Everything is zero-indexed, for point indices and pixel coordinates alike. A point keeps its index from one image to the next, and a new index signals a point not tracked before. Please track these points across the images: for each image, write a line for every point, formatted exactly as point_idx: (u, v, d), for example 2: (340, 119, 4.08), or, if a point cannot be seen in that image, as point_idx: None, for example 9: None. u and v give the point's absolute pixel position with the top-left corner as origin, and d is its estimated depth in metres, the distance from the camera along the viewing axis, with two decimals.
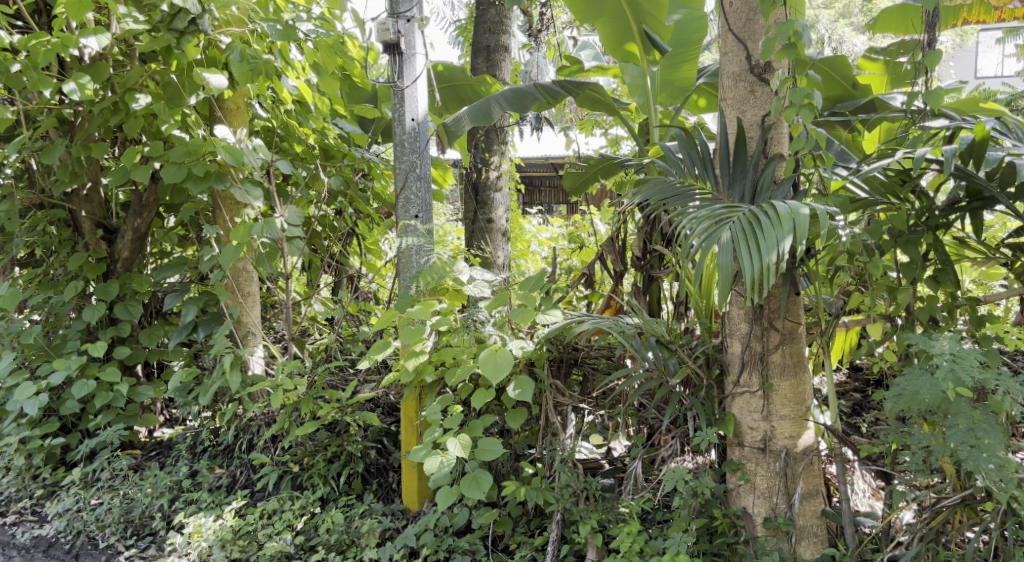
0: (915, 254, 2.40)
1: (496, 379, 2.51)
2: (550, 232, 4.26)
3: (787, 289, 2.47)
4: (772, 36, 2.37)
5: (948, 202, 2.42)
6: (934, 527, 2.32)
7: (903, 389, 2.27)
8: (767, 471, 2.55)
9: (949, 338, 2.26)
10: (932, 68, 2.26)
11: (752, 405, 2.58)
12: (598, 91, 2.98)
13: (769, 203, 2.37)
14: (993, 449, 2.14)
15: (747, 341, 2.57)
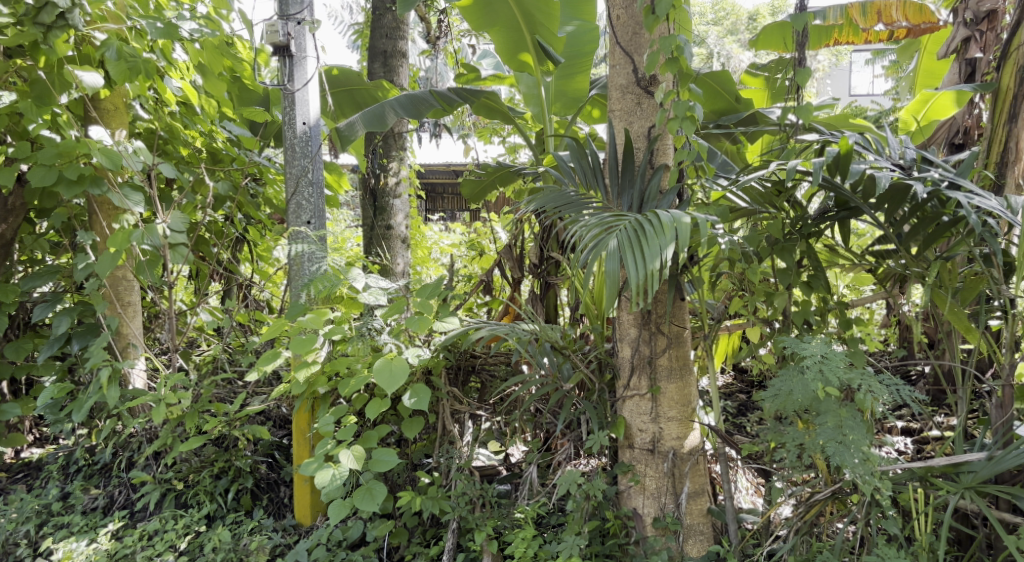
0: (790, 261, 2.53)
1: (391, 388, 2.48)
2: (450, 239, 4.25)
3: (672, 295, 2.56)
4: (656, 50, 2.45)
5: (819, 211, 2.56)
6: (808, 520, 2.45)
7: (779, 389, 2.37)
8: (655, 471, 2.63)
9: (820, 341, 2.39)
10: (803, 84, 2.39)
11: (641, 407, 2.66)
12: (495, 100, 2.98)
13: (654, 212, 2.45)
14: (858, 445, 2.28)
15: (636, 345, 2.64)
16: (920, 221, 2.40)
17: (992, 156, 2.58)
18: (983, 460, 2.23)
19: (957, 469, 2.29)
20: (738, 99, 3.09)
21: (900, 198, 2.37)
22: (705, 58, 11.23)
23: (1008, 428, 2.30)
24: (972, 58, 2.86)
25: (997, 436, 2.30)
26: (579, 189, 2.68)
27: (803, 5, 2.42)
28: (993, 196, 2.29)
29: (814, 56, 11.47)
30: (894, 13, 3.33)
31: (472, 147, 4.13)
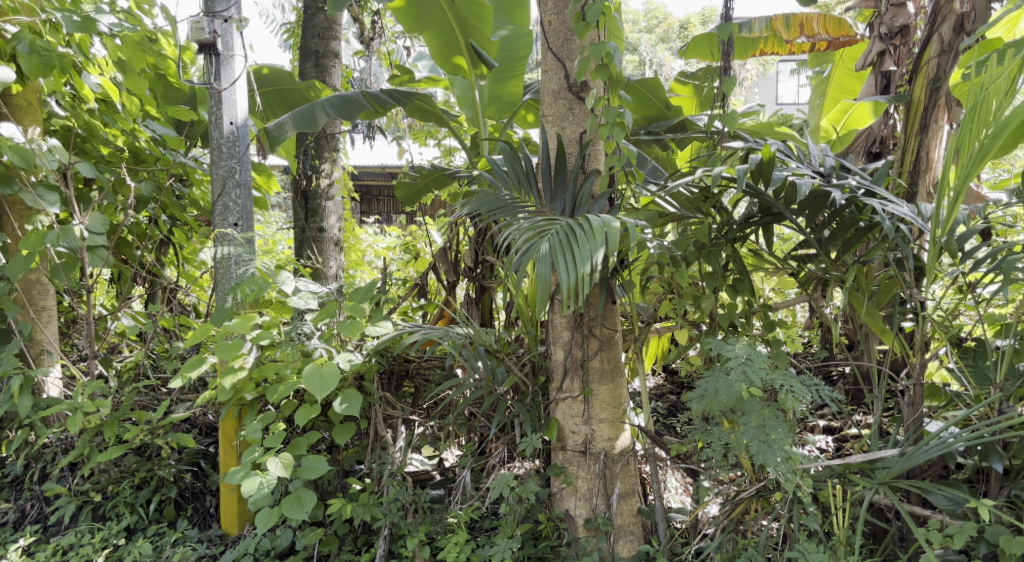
0: (716, 265, 2.59)
1: (321, 394, 2.43)
2: (385, 242, 4.19)
3: (603, 297, 2.59)
4: (586, 56, 2.47)
5: (744, 217, 2.63)
6: (734, 518, 2.51)
7: (705, 390, 2.41)
8: (587, 473, 2.66)
9: (744, 342, 2.46)
10: (728, 93, 2.48)
11: (573, 409, 2.67)
12: (429, 102, 2.95)
13: (585, 217, 2.48)
14: (780, 444, 2.34)
15: (569, 348, 2.66)
16: (839, 226, 2.49)
17: (906, 165, 2.72)
18: (897, 456, 2.32)
19: (873, 466, 2.39)
20: (669, 107, 3.12)
21: (819, 205, 2.45)
22: (639, 65, 11.42)
23: (919, 425, 2.40)
24: (886, 71, 2.97)
25: (908, 433, 2.41)
26: (514, 194, 2.68)
27: (727, 15, 2.48)
28: (904, 204, 2.40)
29: (744, 65, 11.80)
30: (816, 28, 3.18)
31: (407, 150, 4.10)
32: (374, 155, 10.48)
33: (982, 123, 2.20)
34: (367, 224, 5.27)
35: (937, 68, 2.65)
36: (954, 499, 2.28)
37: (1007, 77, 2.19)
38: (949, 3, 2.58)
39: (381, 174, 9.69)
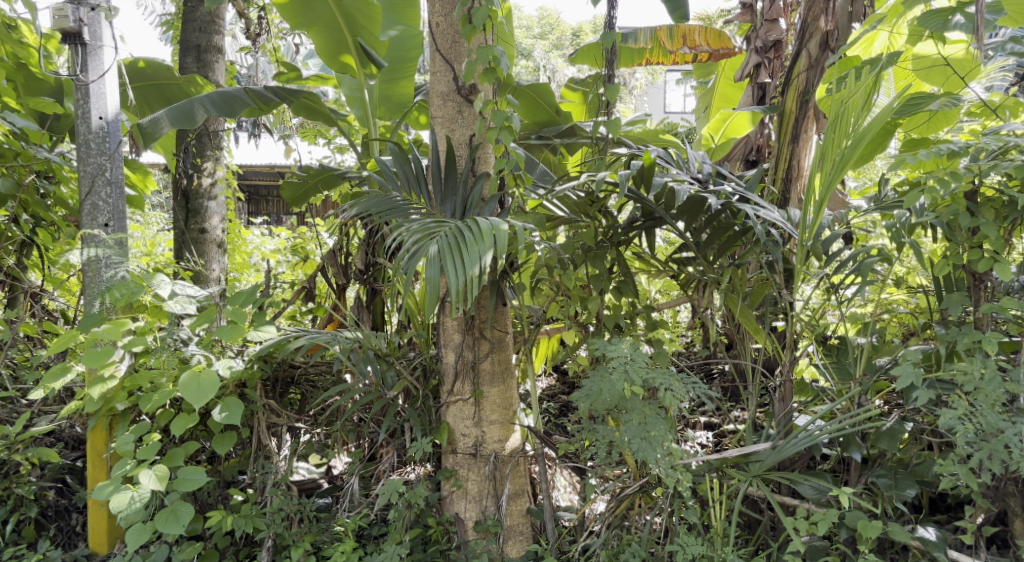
0: (602, 268, 2.65)
1: (199, 403, 2.33)
2: (273, 243, 4.06)
3: (493, 300, 2.60)
4: (474, 60, 2.47)
5: (628, 221, 2.72)
6: (619, 514, 2.58)
7: (591, 389, 2.48)
8: (477, 475, 2.66)
9: (625, 342, 2.51)
10: (614, 101, 2.53)
11: (464, 412, 2.66)
12: (316, 99, 2.92)
13: (474, 219, 2.47)
14: (659, 440, 2.42)
15: (459, 351, 2.65)
16: (715, 230, 2.61)
17: (779, 173, 2.86)
18: (768, 449, 2.45)
19: (747, 460, 2.50)
20: (558, 112, 3.13)
21: (698, 210, 2.56)
22: (537, 69, 11.53)
23: (788, 419, 2.53)
24: (762, 83, 3.07)
25: (779, 426, 2.53)
26: (408, 196, 2.64)
27: (609, 23, 2.55)
28: (775, 209, 2.53)
29: (631, 75, 12.25)
30: (698, 40, 3.28)
31: (294, 149, 3.98)
32: (267, 154, 10.11)
33: (842, 135, 2.34)
34: (255, 225, 5.08)
35: (806, 82, 2.80)
36: (819, 488, 2.41)
37: (864, 92, 2.34)
38: (816, 21, 2.74)
39: (275, 173, 9.37)
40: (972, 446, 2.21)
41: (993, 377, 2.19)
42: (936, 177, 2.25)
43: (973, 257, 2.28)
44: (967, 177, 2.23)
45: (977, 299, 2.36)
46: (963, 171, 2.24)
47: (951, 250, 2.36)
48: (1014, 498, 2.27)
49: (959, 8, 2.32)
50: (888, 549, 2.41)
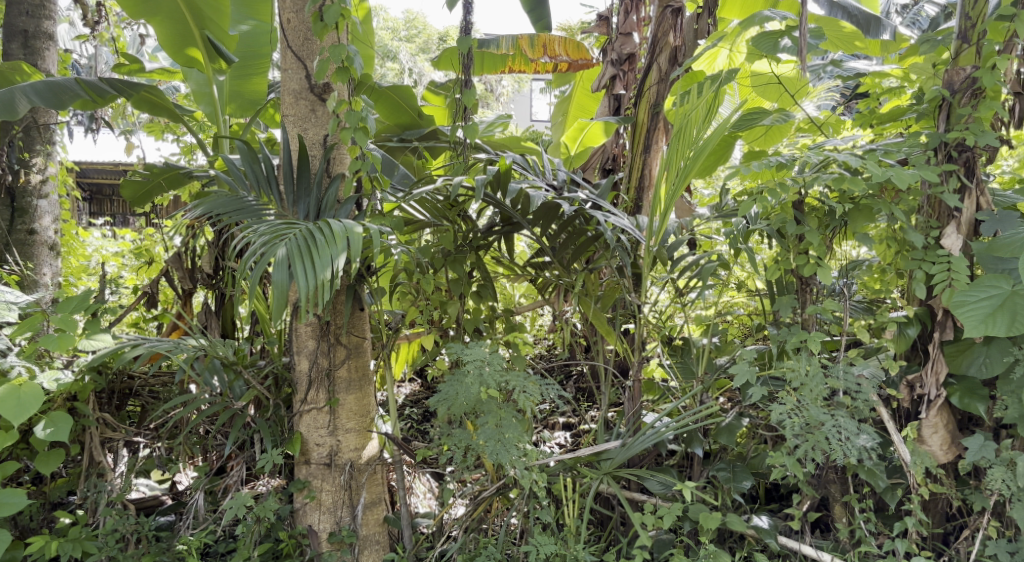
0: (462, 271, 2.64)
1: (17, 419, 2.13)
2: (116, 245, 3.79)
3: (349, 305, 2.52)
4: (326, 58, 2.41)
5: (486, 226, 2.74)
6: (475, 517, 2.59)
7: (446, 392, 2.46)
8: (332, 485, 2.58)
9: (481, 346, 2.49)
10: (470, 105, 2.54)
11: (318, 421, 2.57)
12: (157, 94, 2.76)
13: (326, 221, 2.40)
14: (514, 443, 2.44)
15: (313, 358, 2.54)
16: (570, 235, 2.68)
17: (633, 181, 2.98)
18: (618, 447, 2.53)
19: (600, 458, 2.58)
20: (421, 115, 3.07)
21: (552, 216, 2.63)
22: (408, 73, 11.41)
23: (638, 417, 2.64)
24: (617, 94, 3.18)
25: (629, 424, 2.63)
26: (261, 198, 2.54)
27: (467, 28, 2.55)
28: (625, 216, 2.65)
29: (503, 83, 12.46)
30: (557, 50, 3.37)
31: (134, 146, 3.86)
32: (113, 150, 9.40)
33: (686, 146, 2.46)
34: (94, 226, 4.73)
35: (656, 94, 2.93)
36: (666, 483, 2.52)
37: (705, 106, 2.45)
38: (664, 36, 2.88)
39: (123, 172, 8.72)
40: (798, 438, 2.38)
41: (816, 374, 2.36)
42: (767, 188, 2.41)
43: (799, 262, 2.46)
44: (793, 188, 2.39)
45: (804, 301, 2.54)
46: (790, 183, 2.41)
47: (781, 255, 2.53)
48: (834, 484, 2.46)
49: (787, 31, 2.51)
50: (727, 539, 2.55)
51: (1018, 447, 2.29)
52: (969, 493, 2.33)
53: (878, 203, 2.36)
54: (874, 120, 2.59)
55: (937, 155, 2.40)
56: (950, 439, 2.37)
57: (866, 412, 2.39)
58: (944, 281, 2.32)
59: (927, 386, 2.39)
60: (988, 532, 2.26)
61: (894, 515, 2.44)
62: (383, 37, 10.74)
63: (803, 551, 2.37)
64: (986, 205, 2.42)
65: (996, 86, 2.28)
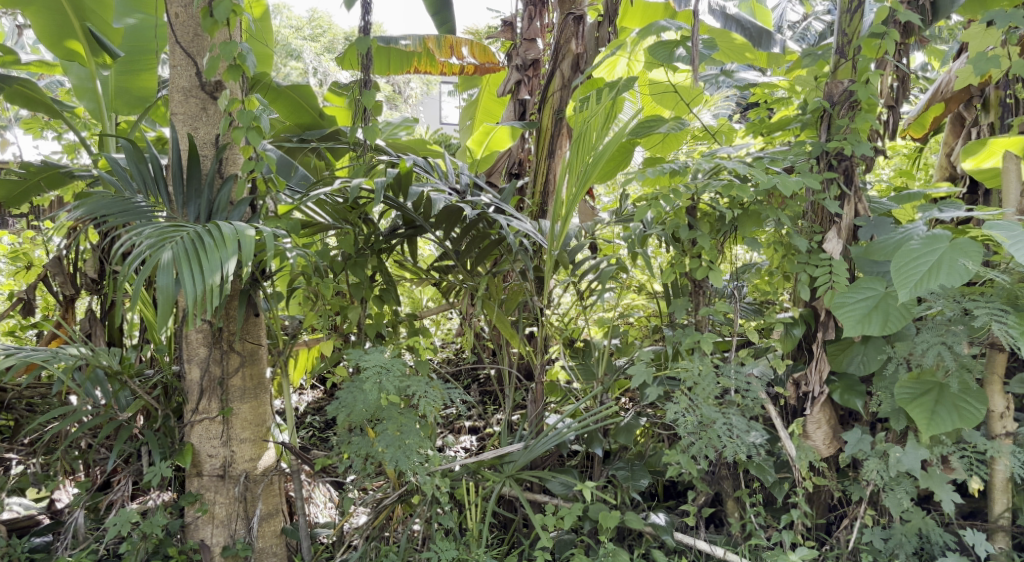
0: (363, 275, 2.59)
1: None
2: None
3: (242, 311, 2.44)
4: (217, 55, 2.32)
5: (389, 229, 2.68)
6: (377, 525, 2.55)
7: (344, 399, 2.40)
8: (225, 498, 2.48)
9: (381, 351, 2.44)
10: (369, 107, 2.50)
11: (210, 431, 2.47)
12: (32, 87, 2.61)
13: (216, 223, 2.31)
14: (414, 448, 2.42)
15: (205, 366, 2.45)
16: (474, 239, 2.66)
17: (538, 186, 3.01)
18: (521, 450, 2.54)
19: (502, 461, 2.58)
20: (322, 116, 3.00)
21: (454, 219, 2.61)
22: (312, 72, 11.14)
23: (540, 420, 2.65)
24: (522, 99, 3.19)
25: (531, 426, 2.65)
26: (149, 199, 2.41)
27: (366, 29, 2.52)
28: (527, 220, 2.65)
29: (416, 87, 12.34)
30: (464, 51, 3.37)
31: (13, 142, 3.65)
32: None
33: (585, 151, 2.49)
34: None
35: (559, 101, 2.97)
36: (567, 484, 2.55)
37: (604, 113, 2.50)
38: (567, 43, 2.91)
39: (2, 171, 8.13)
40: (692, 436, 2.46)
41: (709, 373, 2.44)
42: (661, 194, 2.48)
43: (693, 266, 2.54)
44: (686, 195, 2.48)
45: (698, 303, 2.63)
46: (682, 189, 2.49)
47: (677, 259, 2.61)
48: (727, 480, 2.55)
49: (681, 42, 2.59)
50: (626, 537, 2.61)
51: (891, 439, 2.44)
52: (848, 485, 2.46)
53: (765, 209, 2.47)
54: (764, 130, 2.69)
55: (819, 163, 2.52)
56: (832, 434, 2.48)
57: (755, 409, 2.48)
58: (826, 283, 2.44)
59: (811, 383, 2.49)
60: (865, 520, 2.40)
61: (781, 508, 2.55)
62: (286, 35, 10.44)
63: (697, 546, 2.44)
64: (863, 211, 2.55)
65: (871, 100, 2.42)
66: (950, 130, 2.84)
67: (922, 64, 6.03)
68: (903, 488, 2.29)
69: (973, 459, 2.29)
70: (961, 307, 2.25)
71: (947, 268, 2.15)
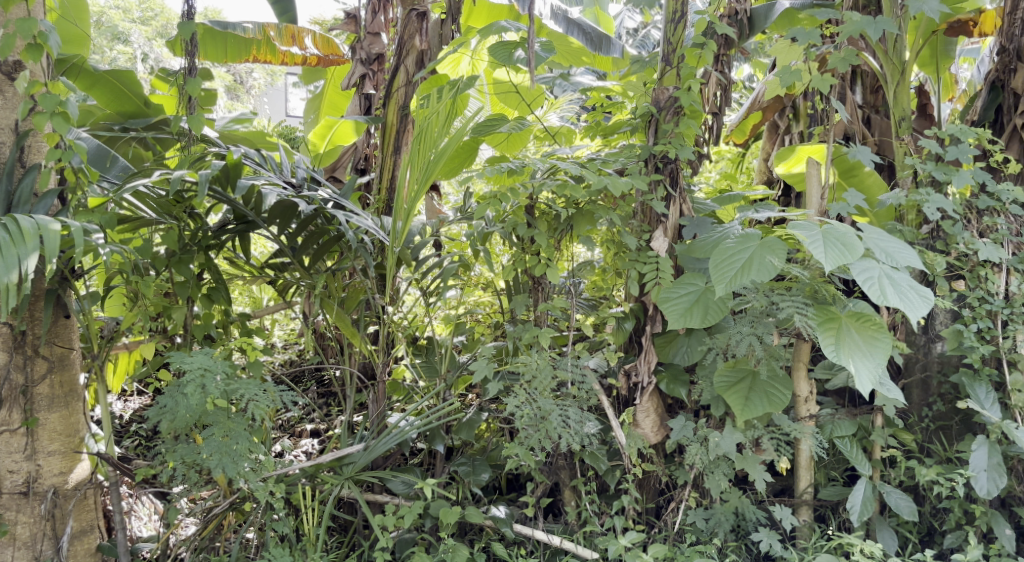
0: (188, 274, 2.44)
1: None
2: None
3: (50, 312, 2.23)
4: (12, 32, 2.08)
5: (218, 224, 2.55)
6: (205, 536, 2.43)
7: (165, 404, 2.26)
8: (29, 517, 2.26)
9: (206, 354, 2.32)
10: (193, 95, 2.34)
11: (11, 445, 2.24)
12: None
13: (13, 214, 2.07)
14: (242, 454, 2.30)
15: (4, 374, 2.22)
16: (310, 235, 2.57)
17: (384, 182, 2.93)
18: (361, 451, 2.50)
19: (341, 463, 2.52)
20: (147, 103, 2.78)
21: (288, 215, 2.51)
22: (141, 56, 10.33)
23: (382, 418, 2.60)
24: (367, 94, 3.14)
25: (372, 426, 2.60)
26: None
27: (190, 13, 2.38)
28: (368, 216, 2.58)
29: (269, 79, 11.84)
30: (307, 42, 3.40)
31: None
32: None
33: (426, 147, 2.41)
34: None
35: (404, 97, 2.93)
36: (408, 482, 2.54)
37: (445, 111, 2.44)
38: (410, 39, 2.90)
39: None
40: (529, 429, 2.52)
41: (546, 367, 2.51)
42: (500, 194, 2.51)
43: (532, 263, 2.60)
44: (524, 194, 2.53)
45: (537, 299, 2.70)
46: (520, 188, 2.54)
47: (518, 258, 2.66)
48: (564, 470, 2.65)
49: (521, 44, 2.60)
50: (467, 532, 2.64)
51: (712, 425, 2.60)
52: (674, 469, 2.60)
53: (597, 209, 2.57)
54: (600, 132, 2.79)
55: (647, 166, 2.66)
56: (659, 422, 2.62)
57: (590, 400, 2.58)
58: (654, 279, 2.55)
59: (640, 374, 2.62)
60: (688, 502, 2.55)
61: (613, 494, 2.66)
62: (113, 15, 9.61)
63: (535, 537, 2.50)
64: (687, 211, 2.72)
65: (693, 106, 2.57)
66: (767, 138, 3.08)
67: (748, 75, 6.51)
68: (721, 471, 2.45)
69: (780, 440, 2.48)
70: (770, 301, 2.42)
71: (758, 265, 2.28)
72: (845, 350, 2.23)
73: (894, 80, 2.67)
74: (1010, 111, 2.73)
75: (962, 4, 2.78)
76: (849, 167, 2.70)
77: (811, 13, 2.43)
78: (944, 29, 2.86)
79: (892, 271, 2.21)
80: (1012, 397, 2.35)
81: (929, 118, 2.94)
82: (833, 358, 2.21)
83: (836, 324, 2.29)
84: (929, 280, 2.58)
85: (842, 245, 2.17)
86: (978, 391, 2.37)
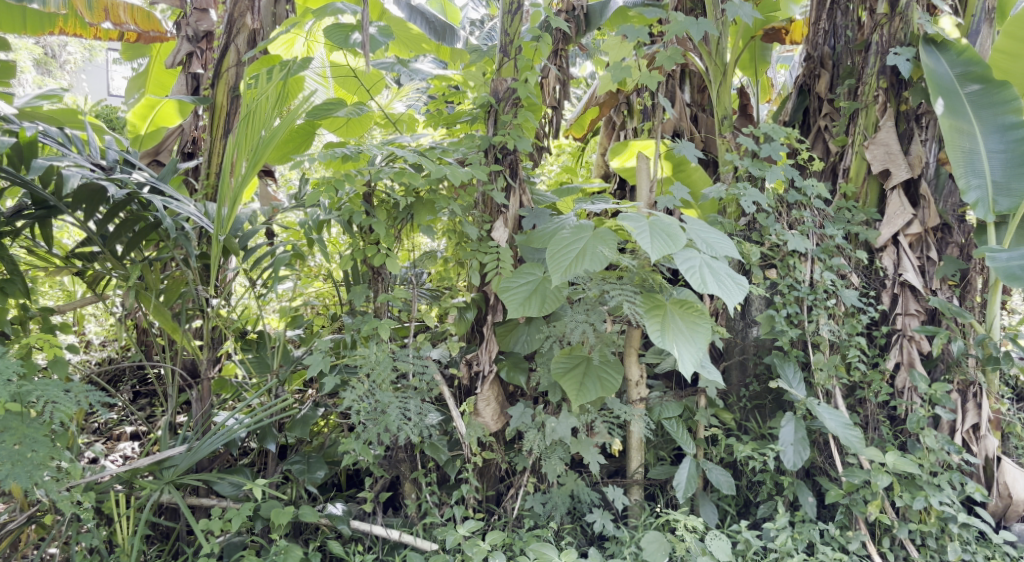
0: None
1: None
2: None
3: None
4: None
5: (13, 209, 2.27)
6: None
7: None
8: None
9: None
10: None
11: None
12: None
13: None
14: (37, 463, 2.04)
15: None
16: (122, 221, 2.37)
17: (213, 167, 2.76)
18: (182, 453, 2.32)
19: (161, 466, 2.35)
20: None
21: (94, 198, 2.30)
22: None
23: (207, 418, 2.47)
24: (195, 73, 2.96)
25: (196, 427, 2.44)
26: None
27: None
28: (189, 203, 2.42)
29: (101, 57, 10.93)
30: (122, 16, 3.16)
31: None
32: None
33: (252, 130, 2.25)
34: None
35: (235, 77, 2.77)
36: (237, 484, 2.41)
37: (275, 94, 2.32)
38: (241, 17, 2.75)
39: None
40: (367, 422, 2.46)
41: (385, 359, 2.45)
42: (336, 180, 2.42)
43: (370, 253, 2.54)
44: (360, 180, 2.46)
45: (376, 290, 2.64)
46: (357, 174, 2.46)
47: (354, 247, 2.60)
48: (404, 463, 2.61)
49: (358, 28, 2.54)
50: (303, 531, 2.56)
51: (549, 411, 2.65)
52: (513, 456, 2.64)
53: (436, 198, 2.55)
54: (441, 121, 2.77)
55: (487, 156, 2.66)
56: (500, 410, 2.63)
57: (431, 391, 2.55)
58: (494, 269, 2.55)
59: (482, 362, 2.63)
60: (526, 487, 2.59)
61: (453, 485, 2.66)
62: None
63: (373, 532, 2.45)
64: (527, 202, 2.74)
65: (530, 99, 2.60)
66: (604, 133, 3.19)
67: (591, 74, 6.70)
68: (556, 456, 2.51)
69: (612, 423, 2.57)
70: (601, 290, 2.49)
71: (590, 255, 2.32)
72: (670, 335, 2.30)
73: (716, 80, 2.83)
74: (816, 113, 3.03)
75: (775, 13, 3.05)
76: (678, 161, 2.85)
77: (640, 13, 2.52)
78: (761, 34, 3.09)
79: (711, 259, 2.31)
80: (815, 375, 2.56)
81: (749, 117, 3.16)
82: (659, 343, 2.27)
83: (662, 311, 2.37)
84: (746, 269, 2.76)
85: (666, 236, 2.25)
86: (787, 370, 2.56)
